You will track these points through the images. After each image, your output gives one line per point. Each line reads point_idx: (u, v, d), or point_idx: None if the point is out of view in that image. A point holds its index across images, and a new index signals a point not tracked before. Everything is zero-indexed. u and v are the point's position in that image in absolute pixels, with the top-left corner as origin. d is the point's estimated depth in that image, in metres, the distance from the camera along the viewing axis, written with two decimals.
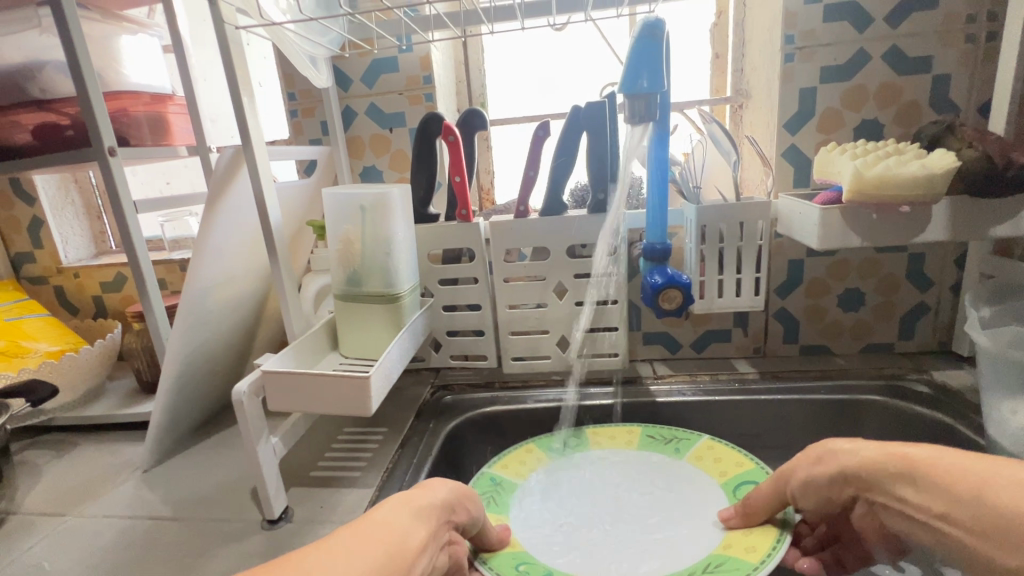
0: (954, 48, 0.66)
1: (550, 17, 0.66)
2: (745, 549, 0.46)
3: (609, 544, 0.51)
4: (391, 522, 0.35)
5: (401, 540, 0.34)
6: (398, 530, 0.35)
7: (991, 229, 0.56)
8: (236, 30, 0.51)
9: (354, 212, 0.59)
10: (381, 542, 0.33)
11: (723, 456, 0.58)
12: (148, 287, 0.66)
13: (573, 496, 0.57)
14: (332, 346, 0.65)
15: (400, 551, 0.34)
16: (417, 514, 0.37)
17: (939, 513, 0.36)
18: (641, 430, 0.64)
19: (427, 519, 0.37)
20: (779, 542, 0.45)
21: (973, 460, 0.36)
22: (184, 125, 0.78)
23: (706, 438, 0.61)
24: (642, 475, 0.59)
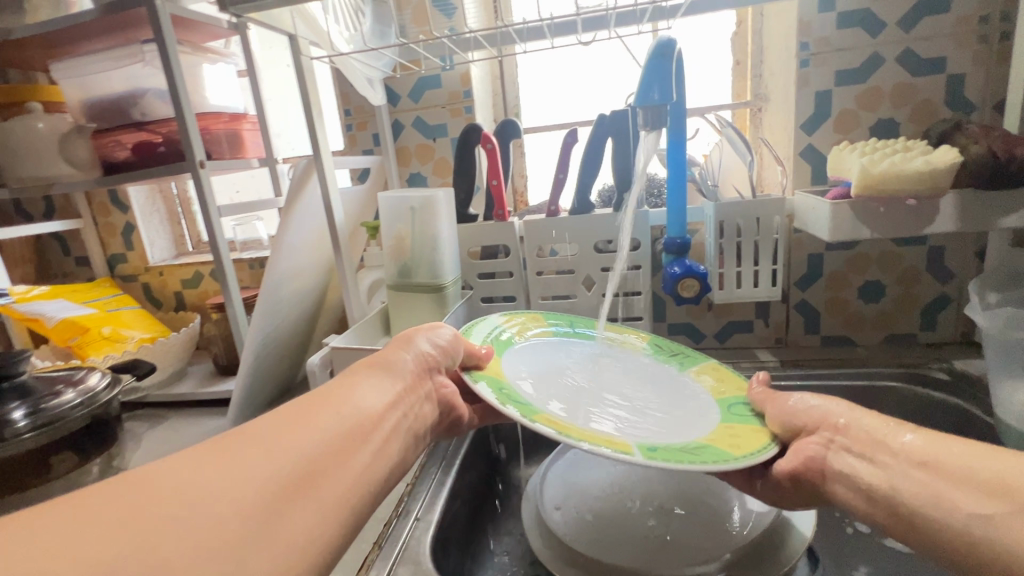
0: (968, 49, 0.69)
1: (578, 35, 0.73)
2: (739, 444, 0.42)
3: (600, 399, 0.51)
4: (355, 390, 0.38)
5: (363, 408, 0.36)
6: (370, 384, 0.39)
7: (1001, 219, 0.59)
8: (309, 60, 0.60)
9: (405, 212, 0.68)
10: (345, 408, 0.35)
11: (726, 378, 0.56)
12: (229, 281, 0.76)
13: (572, 359, 0.58)
14: (385, 332, 0.74)
15: (364, 415, 0.35)
16: (385, 374, 0.41)
17: (922, 460, 0.33)
18: (647, 342, 0.65)
19: (395, 375, 0.41)
20: (767, 446, 0.42)
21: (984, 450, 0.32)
22: (255, 140, 0.88)
23: (712, 362, 0.59)
24: (643, 368, 0.59)
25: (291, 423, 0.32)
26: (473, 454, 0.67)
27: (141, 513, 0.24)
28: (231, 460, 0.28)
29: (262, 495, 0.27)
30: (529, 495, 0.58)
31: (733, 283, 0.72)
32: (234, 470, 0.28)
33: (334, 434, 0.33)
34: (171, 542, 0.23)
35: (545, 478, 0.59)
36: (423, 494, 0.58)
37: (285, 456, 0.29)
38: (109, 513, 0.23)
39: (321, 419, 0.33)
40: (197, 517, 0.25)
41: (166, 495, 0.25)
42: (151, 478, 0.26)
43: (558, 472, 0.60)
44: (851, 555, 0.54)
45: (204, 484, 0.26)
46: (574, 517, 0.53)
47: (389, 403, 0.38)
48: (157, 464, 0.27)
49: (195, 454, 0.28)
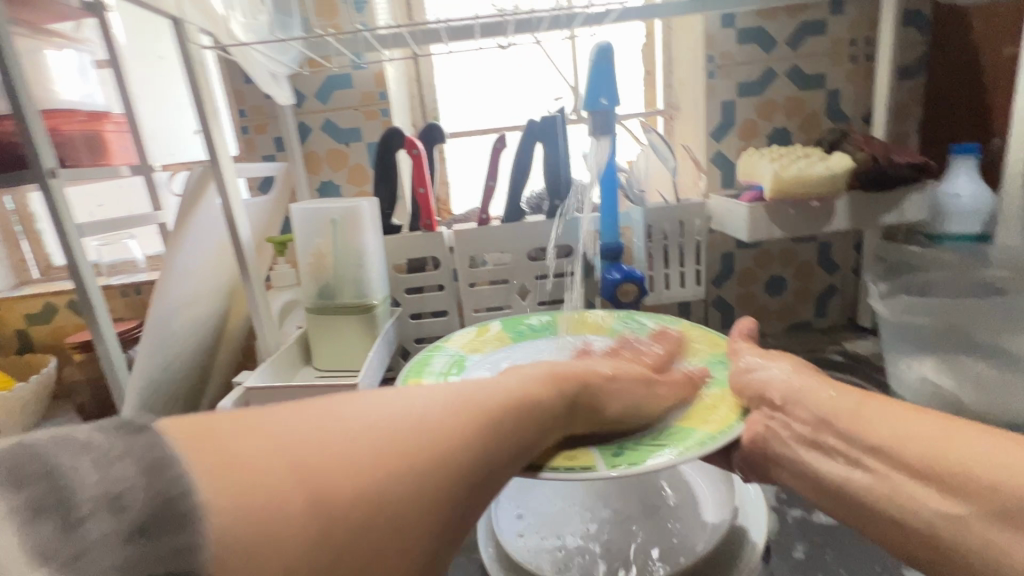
0: (842, 67, 0.78)
1: (501, 38, 0.70)
2: (706, 421, 0.42)
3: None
4: (534, 375, 0.39)
5: (535, 403, 0.36)
6: (552, 376, 0.39)
7: (882, 217, 0.67)
8: (200, 50, 0.51)
9: (324, 226, 0.60)
10: (522, 399, 0.35)
11: (700, 337, 0.58)
12: (98, 316, 0.62)
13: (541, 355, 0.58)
14: (306, 360, 0.66)
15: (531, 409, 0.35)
16: (569, 367, 0.41)
17: (879, 447, 0.36)
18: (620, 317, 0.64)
19: (577, 367, 0.42)
20: (738, 421, 0.42)
21: (932, 429, 0.35)
22: (124, 143, 0.72)
23: (689, 322, 0.61)
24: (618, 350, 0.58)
25: (484, 399, 0.33)
26: None
27: (397, 449, 0.27)
28: (448, 415, 0.31)
29: (465, 459, 0.29)
30: (483, 522, 0.55)
31: (663, 285, 0.74)
32: (452, 424, 0.30)
33: (510, 427, 0.33)
34: (399, 478, 0.26)
35: (498, 498, 0.57)
36: None
37: (491, 427, 0.32)
38: (370, 443, 0.27)
39: (518, 400, 0.35)
40: (419, 462, 0.27)
41: (399, 429, 0.28)
42: (388, 411, 0.29)
43: (509, 495, 0.57)
44: (789, 535, 0.57)
45: (412, 433, 0.28)
46: (539, 544, 0.51)
47: (570, 398, 0.39)
48: (402, 397, 0.31)
49: (424, 400, 0.31)
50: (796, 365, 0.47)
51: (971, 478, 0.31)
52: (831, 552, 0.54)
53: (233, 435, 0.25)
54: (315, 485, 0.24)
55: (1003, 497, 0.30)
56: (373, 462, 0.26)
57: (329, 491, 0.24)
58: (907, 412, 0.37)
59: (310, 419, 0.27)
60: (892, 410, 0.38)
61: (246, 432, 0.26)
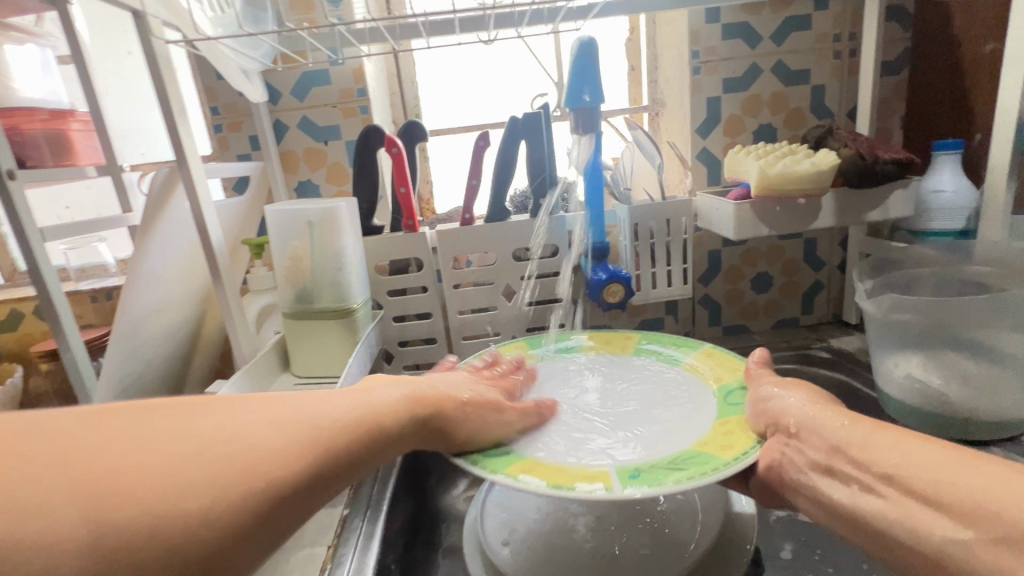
0: (826, 63, 0.77)
1: (483, 33, 0.69)
2: (723, 447, 0.42)
3: (581, 415, 0.51)
4: (380, 393, 0.40)
5: (377, 416, 0.38)
6: (405, 398, 0.41)
7: (867, 214, 0.67)
8: (165, 45, 0.49)
9: (302, 228, 0.58)
10: (364, 413, 0.37)
11: (719, 362, 0.57)
12: (64, 324, 0.60)
13: (556, 380, 0.58)
14: (284, 367, 0.63)
15: (375, 425, 0.37)
16: (425, 392, 0.44)
17: (884, 472, 0.36)
18: (639, 339, 0.64)
19: (432, 392, 0.44)
20: (755, 446, 0.42)
21: (932, 453, 0.35)
22: (90, 143, 0.69)
23: (707, 347, 0.60)
24: (636, 374, 0.58)
25: (320, 411, 0.35)
26: (400, 494, 0.60)
27: (226, 461, 0.28)
28: (275, 429, 0.31)
29: (293, 466, 0.30)
30: (469, 531, 0.55)
31: (649, 284, 0.73)
32: (278, 439, 0.31)
33: (348, 440, 0.34)
34: (194, 487, 0.26)
35: (486, 506, 0.56)
36: (351, 550, 0.51)
37: (321, 443, 0.33)
38: (197, 454, 0.28)
39: (355, 420, 0.36)
40: (227, 472, 0.28)
41: (214, 440, 0.29)
42: (194, 426, 0.29)
43: (494, 503, 0.56)
44: (776, 535, 0.57)
45: (240, 443, 0.29)
46: (523, 552, 0.50)
47: (415, 423, 0.41)
48: (234, 412, 0.31)
49: (239, 416, 0.31)
50: (808, 391, 0.46)
51: (978, 503, 0.31)
52: (820, 550, 0.54)
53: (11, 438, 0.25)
54: (134, 494, 0.25)
55: (1008, 521, 0.29)
56: (195, 475, 0.27)
57: (113, 501, 0.24)
58: (911, 437, 0.37)
59: (146, 431, 0.28)
60: (895, 434, 0.38)
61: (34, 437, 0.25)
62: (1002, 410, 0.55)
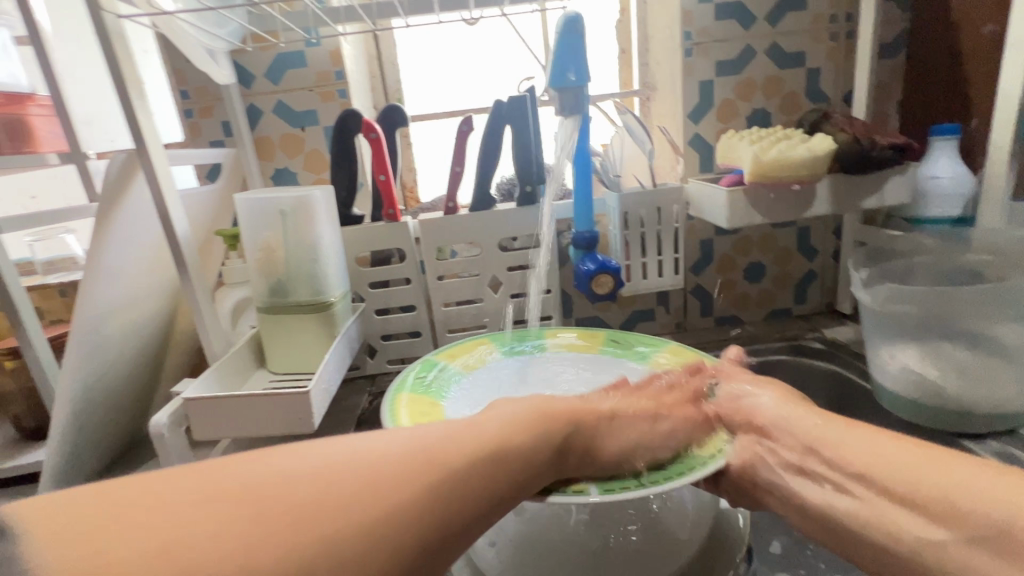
0: (822, 45, 0.75)
1: (466, 12, 0.65)
2: (687, 450, 0.43)
3: None
4: (501, 414, 0.36)
5: (503, 445, 0.34)
6: (532, 416, 0.37)
7: (863, 202, 0.65)
8: (118, 20, 0.45)
9: (273, 218, 0.55)
10: (488, 441, 0.33)
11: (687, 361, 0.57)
12: (24, 320, 0.57)
13: (519, 384, 0.56)
14: (259, 364, 0.61)
15: (501, 455, 0.33)
16: (557, 405, 0.40)
17: (890, 484, 0.35)
18: (605, 337, 0.64)
19: (565, 405, 0.40)
20: (717, 452, 0.43)
21: (940, 464, 0.35)
22: (52, 129, 0.67)
23: (672, 344, 0.60)
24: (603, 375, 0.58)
25: (442, 445, 0.32)
26: None
27: (344, 513, 0.26)
28: (397, 462, 0.29)
29: (416, 514, 0.28)
30: None
31: (640, 274, 0.71)
32: (399, 479, 0.29)
33: (479, 477, 0.31)
34: (306, 540, 0.24)
35: None
36: None
37: (448, 484, 0.30)
38: (311, 509, 0.26)
39: (483, 451, 0.33)
40: (334, 523, 0.25)
41: (326, 489, 0.27)
42: (324, 459, 0.29)
43: None
44: (766, 529, 0.55)
45: (352, 493, 0.27)
46: (508, 554, 0.48)
47: (551, 443, 0.37)
48: (343, 453, 0.29)
49: (385, 452, 0.30)
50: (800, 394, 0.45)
51: (963, 509, 0.31)
52: (812, 547, 0.53)
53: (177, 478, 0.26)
54: (259, 553, 0.23)
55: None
56: (320, 531, 0.25)
57: (240, 553, 0.23)
58: (916, 447, 0.36)
59: (263, 481, 0.27)
60: (899, 443, 0.37)
61: (175, 484, 0.26)
62: (1001, 402, 0.54)
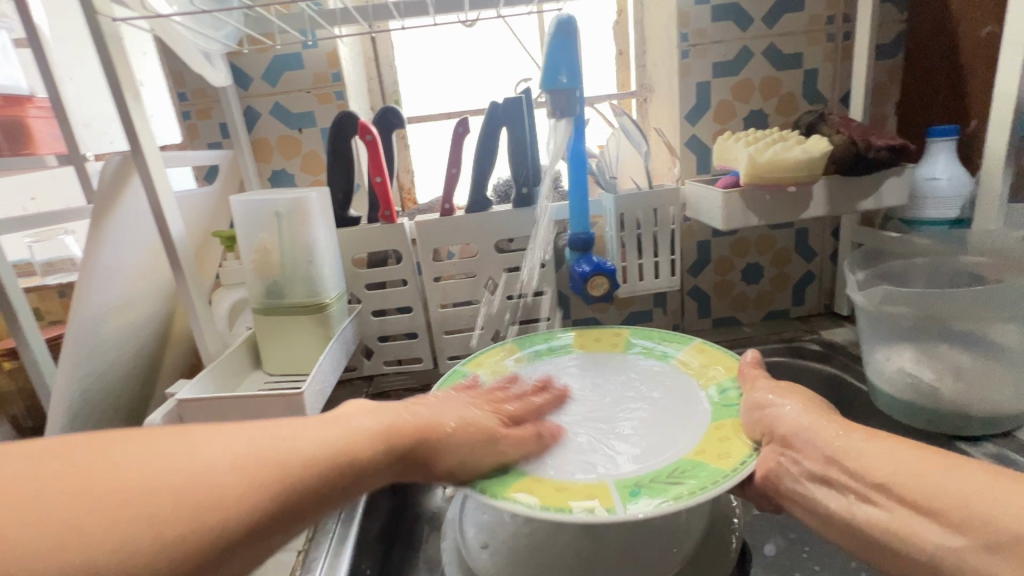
0: (819, 46, 0.75)
1: (461, 14, 0.65)
2: (717, 454, 0.42)
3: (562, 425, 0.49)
4: (354, 419, 0.37)
5: (349, 451, 0.34)
6: (384, 425, 0.38)
7: (859, 203, 0.65)
8: (113, 23, 0.45)
9: (269, 219, 0.55)
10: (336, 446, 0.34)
11: (711, 359, 0.56)
12: (22, 321, 0.57)
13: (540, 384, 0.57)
14: (256, 365, 0.61)
15: (347, 461, 0.34)
16: (415, 415, 0.40)
17: (892, 486, 0.36)
18: (629, 335, 0.64)
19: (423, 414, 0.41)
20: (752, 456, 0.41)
21: (941, 466, 0.35)
22: (50, 130, 0.66)
23: (697, 342, 0.59)
24: (624, 373, 0.58)
25: (288, 444, 0.32)
26: (378, 492, 0.59)
27: (173, 504, 0.26)
28: (230, 473, 0.29)
29: (245, 513, 0.28)
30: (448, 539, 0.52)
31: (636, 276, 0.71)
32: (237, 476, 0.29)
33: (319, 480, 0.32)
34: (102, 546, 0.24)
35: (464, 510, 0.54)
36: (323, 553, 0.51)
37: (284, 486, 0.30)
38: (140, 498, 0.26)
39: (325, 458, 0.33)
40: (163, 514, 0.26)
41: (161, 479, 0.27)
42: (149, 455, 0.28)
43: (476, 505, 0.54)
44: (762, 530, 0.55)
45: (185, 485, 0.27)
46: (503, 555, 0.48)
47: (399, 451, 0.37)
48: (186, 443, 0.30)
49: (229, 447, 0.30)
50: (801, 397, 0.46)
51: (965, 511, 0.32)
52: (808, 548, 0.53)
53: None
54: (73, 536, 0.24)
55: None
56: (138, 520, 0.25)
57: (55, 538, 0.23)
58: (919, 451, 0.37)
59: (102, 462, 0.27)
60: (903, 446, 0.38)
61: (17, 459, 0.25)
62: (996, 404, 0.54)
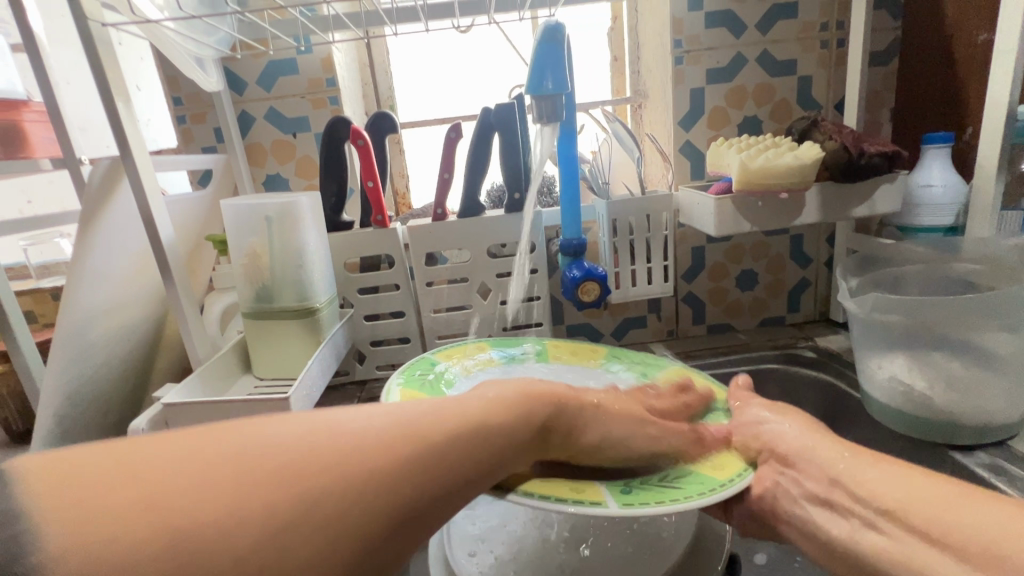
0: (813, 53, 0.75)
1: (454, 20, 0.65)
2: (703, 471, 0.42)
3: None
4: (492, 392, 0.37)
5: (491, 424, 0.34)
6: (519, 398, 0.37)
7: (853, 209, 0.64)
8: (104, 29, 0.46)
9: (259, 223, 0.56)
10: (479, 419, 0.33)
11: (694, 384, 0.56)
12: (14, 326, 0.57)
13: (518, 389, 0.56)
14: (246, 369, 0.61)
15: (488, 434, 0.33)
16: (540, 387, 0.39)
17: (890, 503, 0.36)
18: (607, 351, 0.64)
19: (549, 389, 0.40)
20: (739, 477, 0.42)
21: (934, 488, 0.35)
22: (46, 134, 0.68)
23: (678, 367, 0.59)
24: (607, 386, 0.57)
25: (437, 415, 0.32)
26: None
27: (333, 475, 0.26)
28: (381, 446, 0.28)
29: (400, 486, 0.27)
30: (435, 542, 0.51)
31: (629, 282, 0.71)
32: (393, 449, 0.28)
33: (468, 452, 0.31)
34: (259, 519, 0.23)
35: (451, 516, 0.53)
36: None
37: (434, 457, 0.30)
38: (300, 467, 0.25)
39: (467, 434, 0.32)
40: (322, 486, 0.25)
41: (318, 450, 0.27)
42: (313, 423, 0.28)
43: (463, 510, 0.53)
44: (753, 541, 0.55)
45: (344, 454, 0.27)
46: (487, 562, 0.47)
47: (535, 424, 0.37)
48: (333, 416, 0.29)
49: (378, 420, 0.30)
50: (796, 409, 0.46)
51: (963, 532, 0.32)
52: (799, 559, 0.52)
53: (173, 445, 0.25)
54: (230, 507, 0.23)
55: None
56: (303, 490, 0.25)
57: (199, 512, 0.22)
58: (913, 476, 0.37)
59: (245, 438, 0.26)
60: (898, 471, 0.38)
61: (184, 443, 0.25)
62: (989, 416, 0.54)
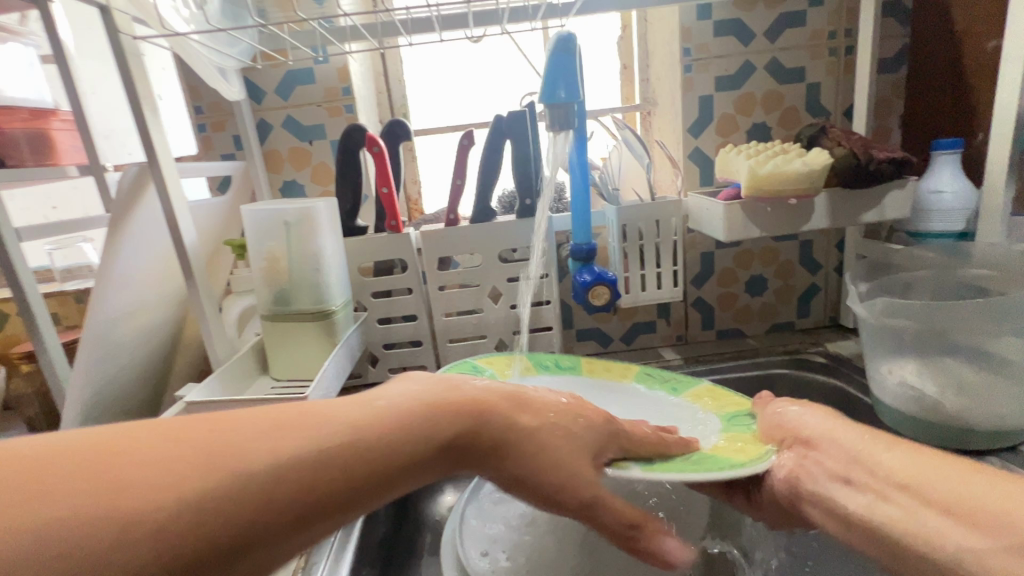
0: (822, 60, 0.75)
1: (467, 30, 0.67)
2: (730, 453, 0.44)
3: None
4: (400, 398, 0.32)
5: (379, 439, 0.30)
6: (428, 409, 0.32)
7: (863, 215, 0.65)
8: (134, 41, 0.48)
9: (278, 228, 0.57)
10: (368, 435, 0.30)
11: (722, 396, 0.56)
12: (41, 327, 0.59)
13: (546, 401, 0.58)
14: (263, 371, 0.63)
15: (375, 451, 0.29)
16: (464, 394, 0.34)
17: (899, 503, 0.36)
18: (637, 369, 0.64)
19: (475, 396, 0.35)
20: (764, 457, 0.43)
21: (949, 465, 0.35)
22: (72, 142, 0.69)
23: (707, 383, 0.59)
24: (633, 400, 0.58)
25: (320, 429, 0.28)
26: None
27: (162, 493, 0.23)
28: (232, 466, 0.25)
29: (238, 512, 0.24)
30: (447, 542, 0.52)
31: (639, 286, 0.71)
32: (244, 469, 0.25)
33: (342, 472, 0.28)
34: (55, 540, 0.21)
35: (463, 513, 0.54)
36: (323, 556, 0.51)
37: (299, 476, 0.26)
38: (126, 481, 0.23)
39: (348, 452, 0.28)
40: (142, 507, 0.23)
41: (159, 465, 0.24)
42: (180, 432, 0.26)
43: (475, 508, 0.54)
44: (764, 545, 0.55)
45: (177, 473, 0.24)
46: (499, 561, 0.48)
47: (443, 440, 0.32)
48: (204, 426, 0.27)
49: (247, 431, 0.27)
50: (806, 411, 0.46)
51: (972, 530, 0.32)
52: (810, 563, 0.52)
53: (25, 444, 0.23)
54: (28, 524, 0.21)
55: None
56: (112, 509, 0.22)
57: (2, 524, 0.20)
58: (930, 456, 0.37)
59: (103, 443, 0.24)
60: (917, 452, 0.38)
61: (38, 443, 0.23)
62: (1001, 420, 0.53)
